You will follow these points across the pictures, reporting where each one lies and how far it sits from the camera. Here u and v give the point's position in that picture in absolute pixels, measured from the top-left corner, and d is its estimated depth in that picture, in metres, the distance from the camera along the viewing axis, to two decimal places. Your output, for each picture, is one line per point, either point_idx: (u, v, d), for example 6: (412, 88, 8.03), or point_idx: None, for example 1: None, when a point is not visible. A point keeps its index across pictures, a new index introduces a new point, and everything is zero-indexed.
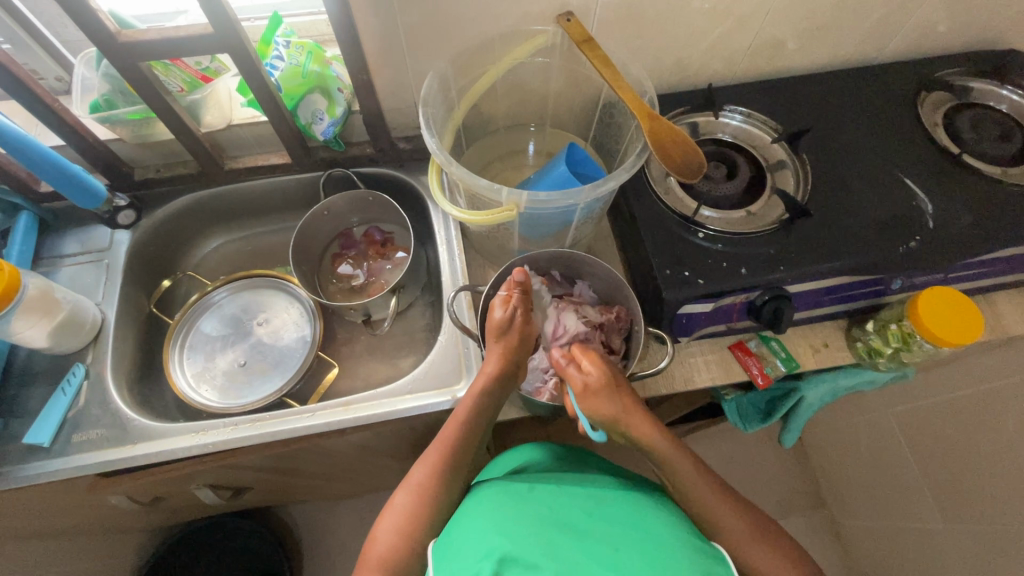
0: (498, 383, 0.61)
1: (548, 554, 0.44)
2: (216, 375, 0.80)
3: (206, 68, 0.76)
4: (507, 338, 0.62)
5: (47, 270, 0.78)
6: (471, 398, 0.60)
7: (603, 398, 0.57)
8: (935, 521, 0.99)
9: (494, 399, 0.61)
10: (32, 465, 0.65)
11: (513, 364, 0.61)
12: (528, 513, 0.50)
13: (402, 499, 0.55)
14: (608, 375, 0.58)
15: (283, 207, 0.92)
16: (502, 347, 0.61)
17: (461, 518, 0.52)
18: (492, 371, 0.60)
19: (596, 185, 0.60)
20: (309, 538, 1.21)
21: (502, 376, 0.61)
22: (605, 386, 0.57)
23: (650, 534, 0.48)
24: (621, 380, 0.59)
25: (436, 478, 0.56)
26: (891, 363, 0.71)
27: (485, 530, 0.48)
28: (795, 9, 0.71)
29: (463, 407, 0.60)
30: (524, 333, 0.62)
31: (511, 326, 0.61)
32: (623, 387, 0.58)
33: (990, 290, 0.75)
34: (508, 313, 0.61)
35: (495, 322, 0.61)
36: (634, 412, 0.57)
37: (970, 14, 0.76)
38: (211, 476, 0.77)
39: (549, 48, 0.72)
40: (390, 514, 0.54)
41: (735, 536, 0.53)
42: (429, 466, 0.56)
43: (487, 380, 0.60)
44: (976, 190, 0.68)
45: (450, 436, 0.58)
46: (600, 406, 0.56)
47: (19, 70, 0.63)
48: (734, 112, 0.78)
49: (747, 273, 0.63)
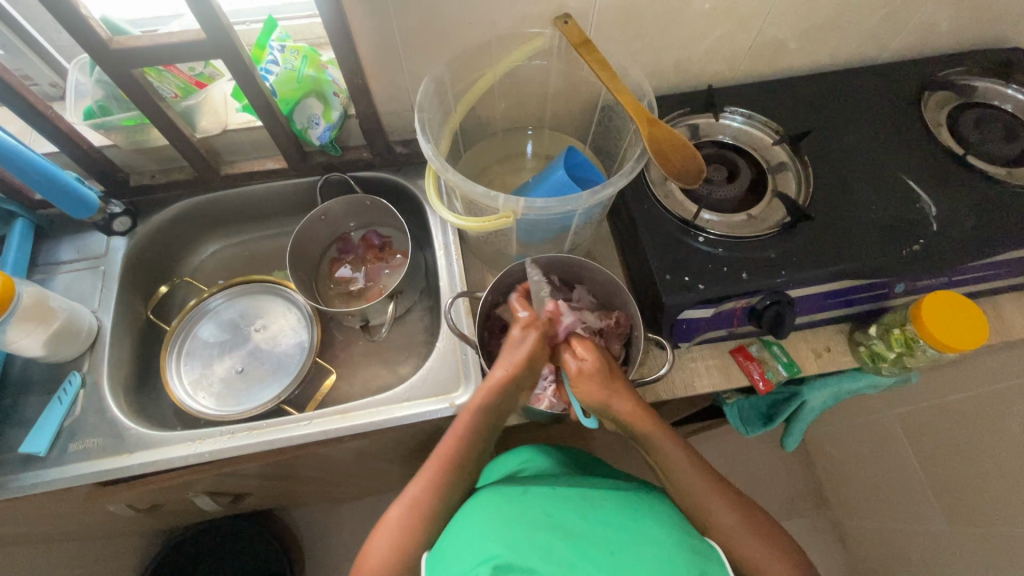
0: (499, 402, 0.58)
1: (546, 558, 0.44)
2: (213, 382, 0.80)
3: (199, 73, 0.74)
4: (511, 358, 0.58)
5: (43, 277, 0.78)
6: (472, 415, 0.58)
7: (597, 383, 0.57)
8: (938, 523, 0.98)
9: (495, 415, 0.59)
10: (28, 475, 0.65)
11: (518, 383, 0.59)
12: (524, 515, 0.49)
13: (397, 513, 0.54)
14: (602, 362, 0.58)
15: (281, 212, 0.91)
16: (512, 364, 0.58)
17: (457, 521, 0.51)
18: (496, 388, 0.58)
19: (595, 192, 0.59)
20: (310, 541, 1.21)
21: (503, 395, 0.58)
22: (600, 371, 0.57)
23: (647, 535, 0.47)
24: (614, 367, 0.59)
25: (430, 494, 0.55)
26: (895, 367, 0.70)
27: (481, 534, 0.47)
28: (796, 10, 0.70)
29: (463, 424, 0.58)
30: (534, 358, 0.58)
31: (522, 344, 0.59)
32: (616, 375, 0.58)
33: (994, 293, 0.74)
34: (525, 333, 0.59)
35: (511, 338, 0.60)
36: (626, 400, 0.56)
37: (975, 13, 0.75)
38: (209, 484, 0.76)
39: (546, 51, 0.71)
40: (384, 530, 0.54)
41: (733, 534, 0.52)
42: (425, 480, 0.56)
43: (489, 397, 0.58)
44: (981, 193, 0.67)
45: (447, 453, 0.57)
46: (592, 391, 0.57)
47: (11, 78, 0.63)
48: (735, 113, 0.77)
49: (748, 277, 0.62)
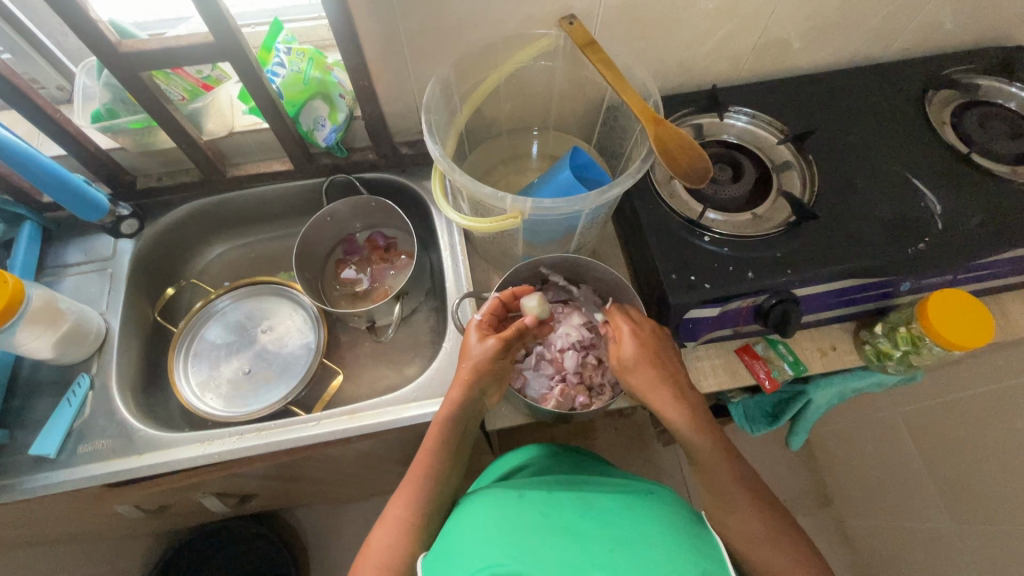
0: (462, 411, 0.60)
1: (543, 559, 0.44)
2: (220, 383, 0.80)
3: (207, 76, 0.74)
4: (465, 368, 0.60)
5: (51, 280, 0.78)
6: (437, 428, 0.59)
7: (637, 374, 0.59)
8: (943, 522, 0.98)
9: (459, 426, 0.60)
10: (38, 476, 0.65)
11: (476, 391, 0.60)
12: (521, 520, 0.49)
13: (382, 534, 0.54)
14: (638, 353, 0.60)
15: (286, 213, 0.92)
16: (467, 373, 0.60)
17: (453, 532, 0.51)
18: (457, 398, 0.60)
19: (601, 192, 0.60)
20: (315, 541, 1.21)
21: (462, 405, 0.60)
22: (637, 361, 0.59)
23: (643, 533, 0.47)
24: (658, 350, 0.60)
25: (413, 510, 0.55)
26: (900, 366, 0.70)
27: (478, 543, 0.47)
28: (800, 10, 0.70)
29: (430, 437, 0.59)
30: (492, 363, 0.60)
31: (478, 352, 0.60)
32: (653, 365, 0.59)
33: (999, 291, 0.74)
34: (484, 341, 0.61)
35: (468, 346, 0.61)
36: (666, 393, 0.58)
37: (978, 11, 0.75)
38: (216, 485, 0.77)
39: (552, 51, 0.71)
40: (371, 550, 0.53)
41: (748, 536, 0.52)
42: (405, 499, 0.56)
43: (451, 407, 0.60)
44: (986, 191, 0.67)
45: (421, 469, 0.57)
46: (633, 380, 0.60)
47: (19, 81, 0.63)
48: (739, 113, 0.77)
49: (754, 276, 0.63)
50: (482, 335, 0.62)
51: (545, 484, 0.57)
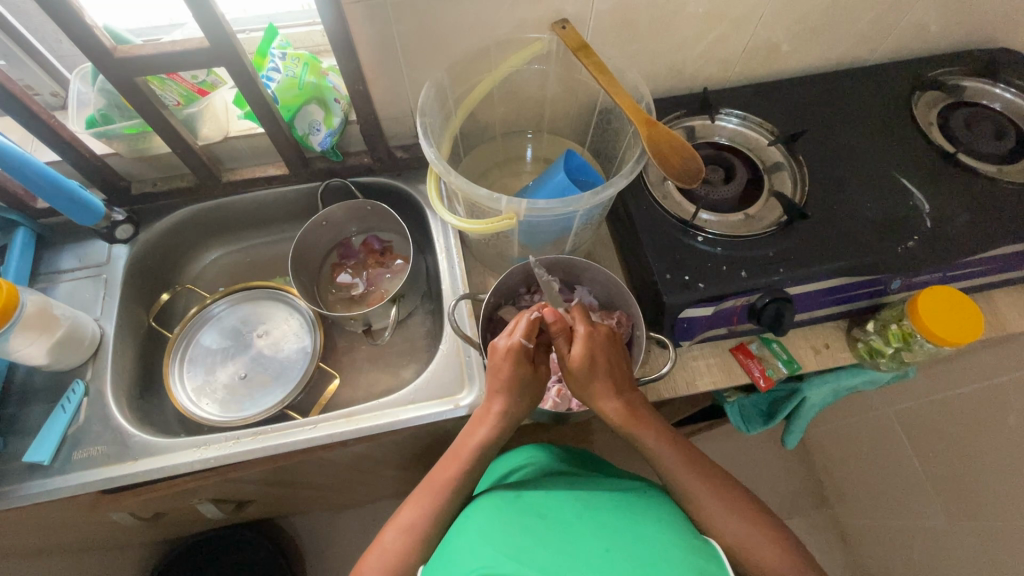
0: (498, 434, 0.58)
1: (532, 560, 0.44)
2: (216, 388, 0.80)
3: (202, 81, 0.76)
4: (497, 392, 0.58)
5: (45, 286, 0.78)
6: (472, 447, 0.58)
7: (579, 380, 0.58)
8: (939, 519, 0.99)
9: (490, 447, 0.58)
10: (32, 484, 0.65)
11: (517, 414, 0.59)
12: (516, 521, 0.49)
13: (392, 537, 0.54)
14: (588, 359, 0.57)
15: (281, 218, 0.92)
16: (503, 402, 0.58)
17: (449, 534, 0.51)
18: (495, 421, 0.58)
19: (596, 193, 0.60)
20: (312, 548, 1.21)
21: (501, 430, 0.58)
22: (580, 370, 0.57)
23: (637, 533, 0.47)
24: (603, 357, 0.58)
25: (423, 517, 0.54)
26: (892, 363, 0.71)
27: (473, 543, 0.47)
28: (789, 13, 0.72)
29: (454, 450, 0.58)
30: (524, 397, 0.59)
31: (517, 381, 0.58)
32: (600, 373, 0.57)
33: (988, 289, 0.75)
34: (515, 367, 0.58)
35: (502, 373, 0.58)
36: (608, 404, 0.57)
37: (962, 15, 0.77)
38: (212, 490, 0.76)
39: (545, 55, 0.72)
40: (380, 549, 0.53)
41: (754, 545, 0.52)
42: (415, 507, 0.55)
43: (489, 432, 0.58)
44: (973, 189, 0.68)
45: (436, 479, 0.57)
46: (574, 385, 0.58)
47: (14, 86, 0.63)
48: (730, 115, 0.78)
49: (747, 276, 0.63)
50: (517, 363, 0.58)
51: (542, 484, 0.58)
